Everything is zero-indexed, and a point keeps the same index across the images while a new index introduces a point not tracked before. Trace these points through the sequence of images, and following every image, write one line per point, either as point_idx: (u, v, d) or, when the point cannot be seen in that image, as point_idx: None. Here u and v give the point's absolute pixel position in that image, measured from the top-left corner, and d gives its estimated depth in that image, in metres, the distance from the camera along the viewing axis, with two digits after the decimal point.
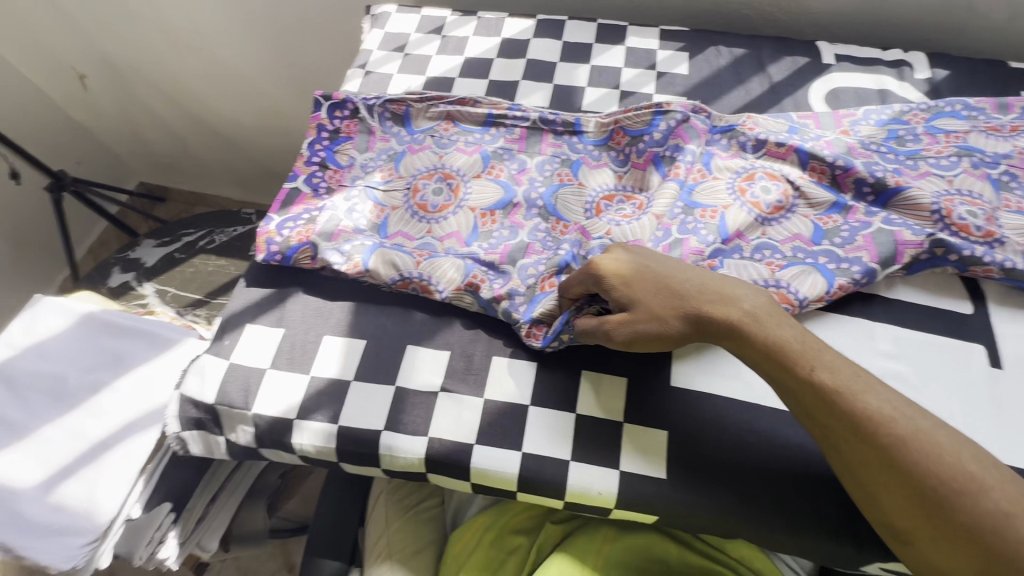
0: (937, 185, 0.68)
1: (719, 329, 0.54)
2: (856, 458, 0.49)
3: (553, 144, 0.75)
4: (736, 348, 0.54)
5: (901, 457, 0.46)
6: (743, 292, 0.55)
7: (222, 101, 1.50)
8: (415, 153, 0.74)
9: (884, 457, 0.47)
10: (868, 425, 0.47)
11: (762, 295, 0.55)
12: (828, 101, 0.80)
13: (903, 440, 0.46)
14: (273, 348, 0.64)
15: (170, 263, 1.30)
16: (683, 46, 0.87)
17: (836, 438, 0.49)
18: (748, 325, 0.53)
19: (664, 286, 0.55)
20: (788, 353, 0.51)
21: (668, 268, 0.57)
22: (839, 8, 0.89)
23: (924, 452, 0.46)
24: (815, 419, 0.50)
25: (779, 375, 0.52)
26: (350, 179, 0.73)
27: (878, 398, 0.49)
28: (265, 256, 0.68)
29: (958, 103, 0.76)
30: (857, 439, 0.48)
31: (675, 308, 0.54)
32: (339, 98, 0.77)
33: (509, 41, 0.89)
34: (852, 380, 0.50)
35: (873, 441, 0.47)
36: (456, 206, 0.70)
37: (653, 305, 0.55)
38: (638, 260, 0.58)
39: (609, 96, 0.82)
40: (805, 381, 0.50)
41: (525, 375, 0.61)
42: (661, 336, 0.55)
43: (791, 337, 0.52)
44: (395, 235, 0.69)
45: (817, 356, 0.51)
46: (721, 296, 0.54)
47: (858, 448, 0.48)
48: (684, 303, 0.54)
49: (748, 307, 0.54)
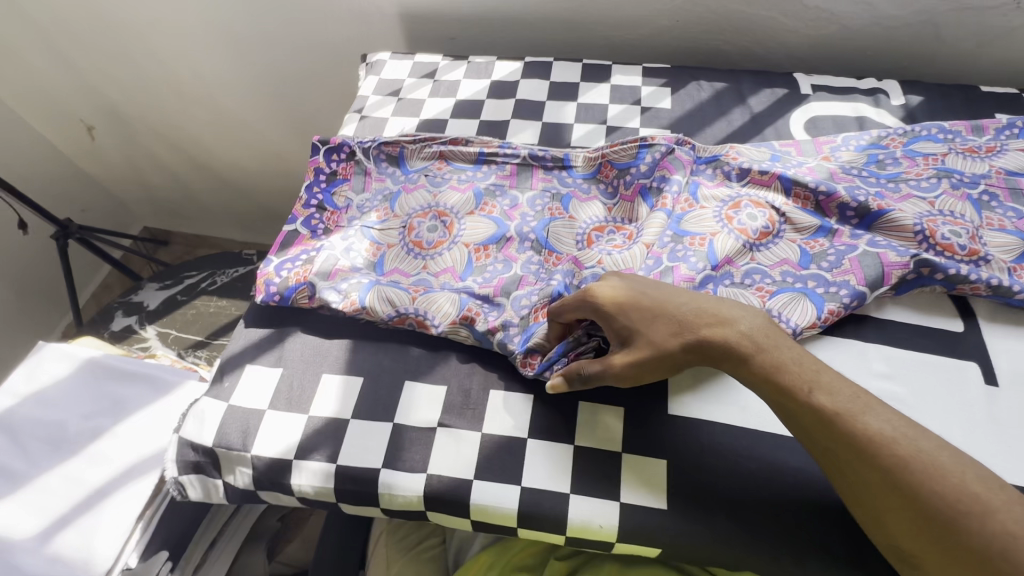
0: (920, 206, 0.69)
1: (715, 352, 0.55)
2: (858, 479, 0.49)
3: (544, 179, 0.78)
4: (736, 370, 0.54)
5: (903, 479, 0.46)
6: (739, 314, 0.56)
7: (225, 146, 1.54)
8: (410, 192, 0.77)
9: (887, 478, 0.47)
10: (869, 446, 0.48)
11: (755, 319, 0.56)
12: (808, 129, 0.82)
13: (905, 461, 0.46)
14: (272, 388, 0.65)
15: (172, 306, 1.32)
16: (665, 81, 0.90)
17: (837, 458, 0.50)
18: (746, 346, 0.54)
19: (660, 312, 0.56)
20: (786, 373, 0.52)
21: (663, 293, 0.58)
22: (812, 41, 0.93)
23: (928, 474, 0.46)
24: (816, 442, 0.51)
25: (778, 397, 0.52)
26: (347, 220, 0.75)
27: (878, 418, 0.49)
28: (264, 297, 0.69)
29: (934, 127, 0.79)
30: (859, 460, 0.48)
31: (674, 335, 0.55)
32: (335, 142, 0.79)
33: (498, 83, 0.92)
34: (852, 402, 0.50)
35: (876, 463, 0.47)
36: (450, 242, 0.72)
37: (651, 334, 0.55)
38: (635, 288, 0.58)
39: (596, 131, 0.85)
40: (804, 403, 0.51)
41: (521, 409, 0.61)
42: (659, 364, 0.56)
43: (789, 357, 0.53)
44: (391, 273, 0.71)
45: (815, 378, 0.52)
46: (717, 318, 0.55)
47: (860, 469, 0.48)
48: (684, 330, 0.55)
49: (745, 328, 0.55)
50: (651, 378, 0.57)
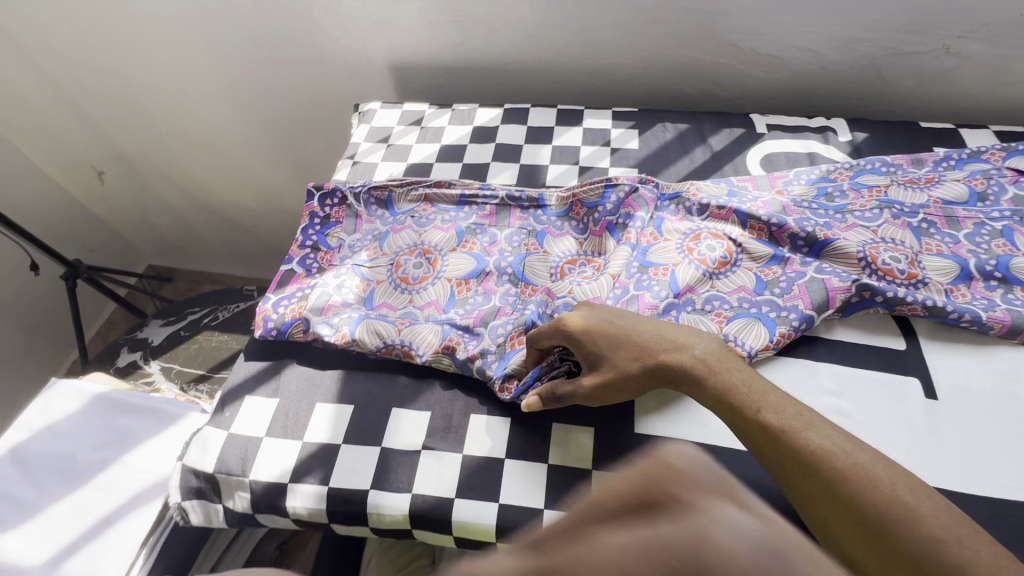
0: (864, 234, 0.76)
1: (674, 376, 0.59)
2: (804, 490, 0.50)
3: (520, 217, 0.84)
4: (694, 392, 0.59)
5: (841, 489, 0.48)
6: (696, 341, 0.61)
7: (227, 188, 1.63)
8: (397, 232, 0.83)
9: (827, 489, 0.48)
10: (810, 459, 0.50)
11: (711, 345, 0.60)
12: (763, 165, 0.90)
13: (843, 473, 0.48)
14: (269, 417, 0.70)
15: (175, 341, 1.37)
16: (632, 124, 0.98)
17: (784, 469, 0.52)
18: (700, 370, 0.58)
19: (624, 339, 0.61)
20: (736, 395, 0.56)
21: (628, 322, 0.63)
22: (766, 85, 1.02)
23: (862, 484, 0.47)
24: (769, 458, 0.53)
25: (729, 413, 0.56)
26: (340, 259, 0.82)
27: (820, 433, 0.51)
28: (262, 332, 0.75)
29: (878, 161, 0.86)
30: (802, 472, 0.50)
31: (635, 360, 0.60)
32: (328, 188, 0.86)
33: (480, 129, 1.00)
34: (796, 419, 0.53)
35: (817, 474, 0.49)
36: (434, 277, 0.78)
37: (616, 358, 0.60)
38: (602, 316, 0.64)
39: (569, 171, 0.92)
40: (753, 421, 0.54)
41: (499, 431, 0.66)
42: (624, 386, 0.61)
43: (739, 380, 0.57)
44: (379, 307, 0.77)
45: (763, 398, 0.55)
46: (675, 344, 0.60)
47: (804, 480, 0.50)
48: (646, 354, 0.60)
49: (699, 353, 0.59)
50: (618, 397, 0.62)
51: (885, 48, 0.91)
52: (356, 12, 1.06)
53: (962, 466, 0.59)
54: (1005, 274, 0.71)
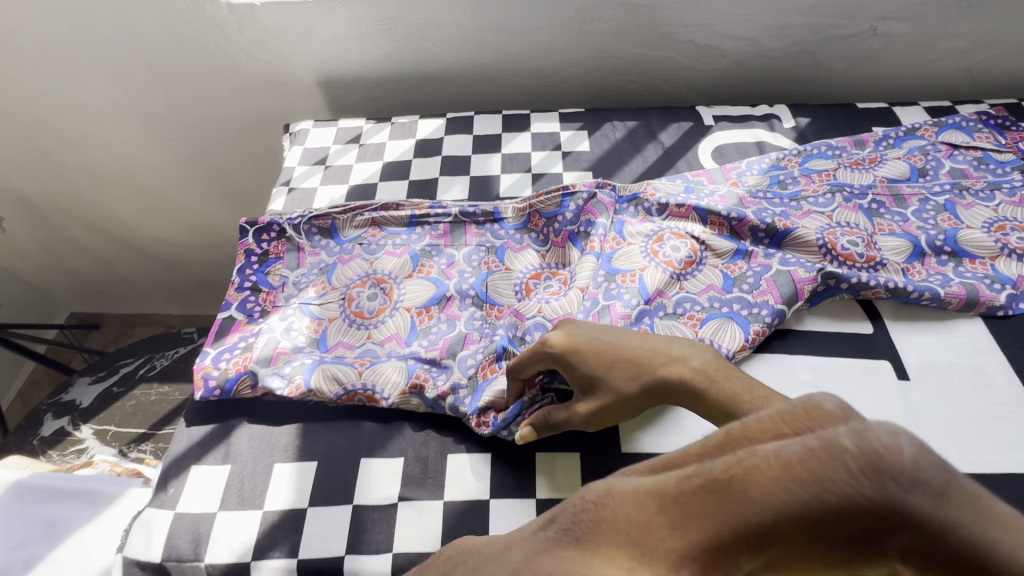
0: (820, 220, 0.76)
1: (674, 393, 0.56)
2: None
3: (477, 234, 0.80)
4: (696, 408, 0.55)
5: None
6: (690, 351, 0.57)
7: (152, 223, 1.49)
8: (346, 263, 0.77)
9: None
10: None
11: (707, 355, 0.57)
12: (715, 158, 0.89)
13: None
14: (221, 487, 0.62)
15: (108, 399, 1.24)
16: (581, 125, 0.95)
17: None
18: (699, 382, 0.54)
19: (619, 357, 0.58)
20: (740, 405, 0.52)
21: (621, 337, 0.59)
22: (706, 76, 1.02)
23: None
24: None
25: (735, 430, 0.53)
26: (285, 299, 0.75)
27: None
28: (203, 393, 0.66)
29: (823, 146, 0.87)
30: None
31: (631, 378, 0.57)
32: (264, 222, 0.79)
33: (424, 142, 0.95)
34: None
35: None
36: (392, 308, 0.73)
37: (612, 381, 0.57)
38: (591, 336, 0.60)
39: (522, 180, 0.88)
40: None
41: (481, 470, 0.62)
42: (624, 407, 0.57)
43: (741, 390, 0.53)
44: (335, 348, 0.70)
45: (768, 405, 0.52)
46: (671, 356, 0.57)
47: None
48: (641, 373, 0.57)
49: (696, 364, 0.56)
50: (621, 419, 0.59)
51: (817, 33, 0.93)
52: (276, 26, 0.98)
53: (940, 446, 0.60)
54: (953, 248, 0.73)
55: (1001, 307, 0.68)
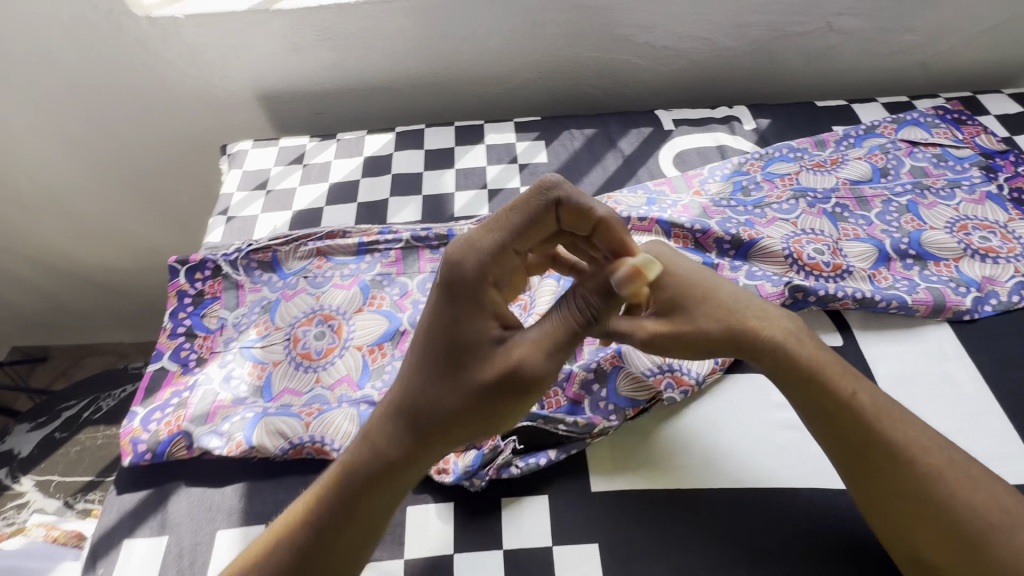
0: (785, 228, 0.74)
1: (755, 345, 0.55)
2: (890, 481, 0.49)
3: (431, 259, 0.75)
4: (781, 366, 0.54)
5: (934, 486, 0.48)
6: (776, 319, 0.56)
7: (89, 251, 1.39)
8: (290, 299, 0.72)
9: (919, 487, 0.48)
10: (906, 454, 0.49)
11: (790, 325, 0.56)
12: (676, 165, 0.86)
13: (938, 470, 0.48)
14: (158, 561, 0.56)
15: (50, 446, 1.15)
16: (537, 135, 0.91)
17: (835, 429, 0.52)
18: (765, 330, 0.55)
19: (712, 297, 0.56)
20: (831, 376, 0.53)
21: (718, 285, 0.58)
22: (664, 78, 0.98)
23: (950, 479, 0.48)
24: (860, 451, 0.50)
25: (791, 379, 0.54)
26: (223, 344, 0.69)
27: (915, 428, 0.51)
28: (132, 459, 0.60)
29: (785, 148, 0.85)
30: (894, 464, 0.49)
31: (718, 321, 0.55)
32: (197, 260, 0.72)
33: (372, 160, 0.89)
34: (892, 408, 0.52)
35: (910, 470, 0.49)
36: (341, 347, 0.68)
37: (696, 313, 0.55)
38: (689, 267, 0.59)
39: (478, 197, 0.84)
40: (850, 406, 0.51)
41: (443, 521, 0.57)
42: (692, 342, 0.55)
43: (829, 360, 0.54)
44: (281, 395, 0.65)
45: (856, 381, 0.53)
46: (763, 314, 0.56)
47: (895, 474, 0.49)
48: (725, 313, 0.56)
49: (787, 325, 0.56)
50: (674, 353, 0.57)
51: (773, 31, 0.90)
52: (204, 39, 0.91)
53: None
54: (918, 251, 0.72)
55: (967, 311, 0.67)
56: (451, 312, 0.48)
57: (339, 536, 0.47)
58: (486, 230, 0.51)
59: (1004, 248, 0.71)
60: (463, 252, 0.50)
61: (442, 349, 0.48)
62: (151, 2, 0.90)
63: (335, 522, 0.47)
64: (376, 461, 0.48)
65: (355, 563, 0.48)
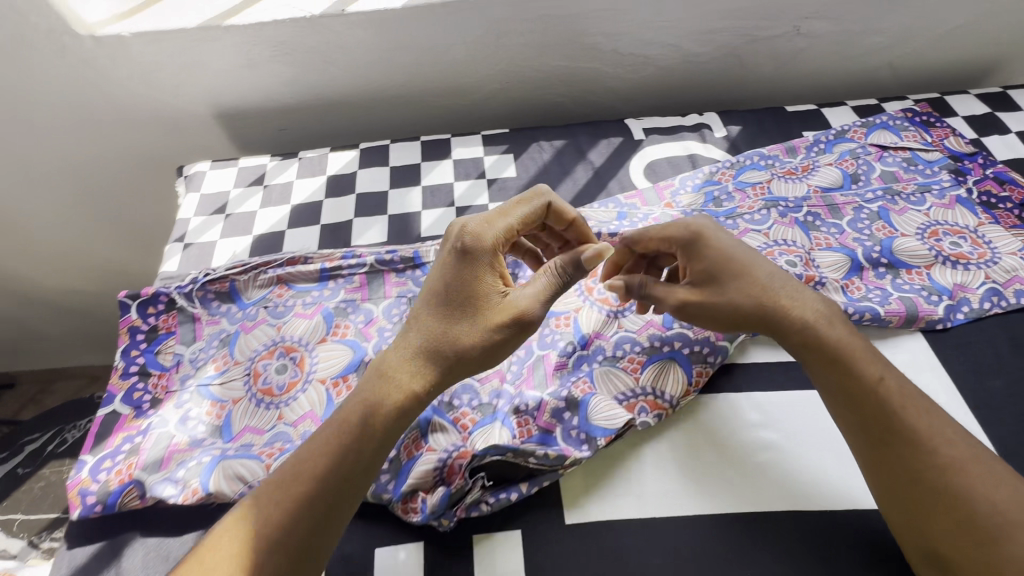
0: (757, 240, 0.72)
1: (781, 323, 0.56)
2: (910, 472, 0.49)
3: (397, 283, 0.73)
4: (810, 345, 0.55)
5: (953, 478, 0.48)
6: (807, 298, 0.57)
7: (50, 276, 1.33)
8: (250, 332, 0.69)
9: (940, 478, 0.48)
10: (927, 445, 0.49)
11: (819, 305, 0.57)
12: (647, 176, 0.84)
13: (959, 463, 0.48)
14: None
15: (12, 483, 1.10)
16: (506, 148, 0.89)
17: (859, 406, 0.52)
18: (800, 312, 0.56)
19: (748, 275, 0.57)
20: (856, 362, 0.53)
21: (760, 264, 0.59)
22: (634, 85, 0.97)
23: (971, 472, 0.48)
24: (881, 436, 0.51)
25: (819, 356, 0.54)
26: (179, 382, 0.65)
27: (939, 421, 0.51)
28: (81, 512, 0.57)
29: (755, 155, 0.84)
30: (915, 451, 0.49)
31: (751, 297, 0.57)
32: (149, 293, 0.69)
33: (336, 179, 0.86)
34: (918, 397, 0.52)
35: (931, 459, 0.49)
36: (304, 380, 0.65)
37: (730, 289, 0.57)
38: (729, 243, 0.60)
39: (446, 215, 0.81)
40: (873, 390, 0.52)
41: (412, 563, 0.55)
42: (723, 313, 0.57)
43: (858, 345, 0.54)
44: (241, 435, 0.62)
45: (883, 367, 0.53)
46: (795, 295, 0.57)
47: (917, 462, 0.49)
48: (758, 289, 0.57)
49: (819, 307, 0.57)
50: (703, 322, 0.59)
51: (740, 36, 0.89)
52: (154, 57, 0.87)
53: None
54: (890, 259, 0.71)
55: (940, 320, 0.67)
56: (464, 270, 0.56)
57: (345, 486, 0.49)
58: (497, 215, 0.60)
59: (975, 253, 0.71)
60: (482, 222, 0.58)
61: (454, 300, 0.55)
62: (96, 20, 0.86)
63: (353, 460, 0.49)
64: (389, 411, 0.51)
65: (347, 515, 0.49)
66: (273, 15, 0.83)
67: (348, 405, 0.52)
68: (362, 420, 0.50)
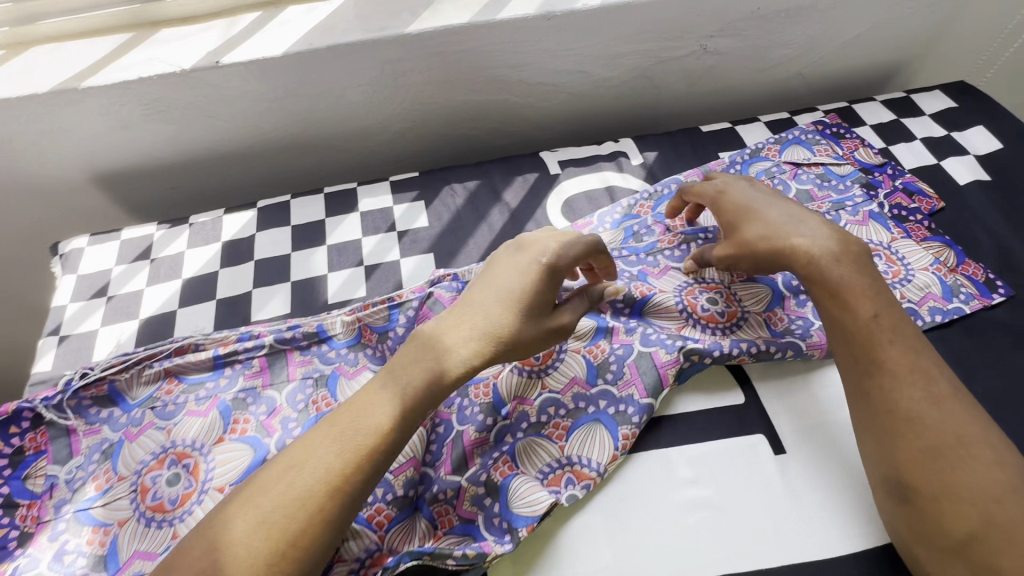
0: (678, 278, 0.71)
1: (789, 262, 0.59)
2: (888, 401, 0.51)
3: (302, 362, 0.67)
4: (811, 278, 0.57)
5: (924, 409, 0.50)
6: (818, 234, 0.59)
7: None
8: (135, 440, 0.61)
9: (912, 409, 0.50)
10: (906, 377, 0.51)
11: (831, 239, 0.58)
12: (565, 214, 0.81)
13: (932, 395, 0.50)
14: None
15: None
16: (416, 194, 0.83)
17: (849, 339, 0.54)
18: (810, 249, 0.58)
19: (766, 223, 0.61)
20: (850, 294, 0.55)
21: (781, 212, 0.62)
22: (548, 113, 0.93)
23: (942, 406, 0.50)
24: (868, 363, 0.53)
25: (820, 288, 0.57)
26: (54, 509, 0.58)
27: (922, 360, 0.52)
28: None
29: (672, 183, 0.80)
30: (896, 378, 0.51)
31: (765, 238, 0.60)
32: (8, 412, 0.60)
33: (231, 246, 0.79)
34: (912, 335, 0.54)
35: (910, 387, 0.51)
36: (199, 491, 0.58)
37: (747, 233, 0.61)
38: (750, 196, 0.65)
39: (355, 276, 0.75)
40: (863, 320, 0.54)
41: None
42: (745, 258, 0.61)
43: (863, 280, 0.56)
44: (128, 563, 0.55)
45: (885, 303, 0.55)
46: (809, 235, 0.59)
47: (896, 388, 0.51)
48: (772, 232, 0.60)
49: (828, 245, 0.58)
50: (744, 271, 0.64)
51: (648, 57, 0.86)
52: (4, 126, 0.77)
53: (824, 526, 0.56)
54: None
55: None
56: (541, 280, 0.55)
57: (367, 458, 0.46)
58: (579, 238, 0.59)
59: (890, 272, 0.70)
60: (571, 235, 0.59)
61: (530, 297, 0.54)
62: None
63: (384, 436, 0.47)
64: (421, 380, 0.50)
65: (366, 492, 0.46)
66: (138, 72, 0.74)
67: (408, 370, 0.51)
68: (418, 388, 0.49)
